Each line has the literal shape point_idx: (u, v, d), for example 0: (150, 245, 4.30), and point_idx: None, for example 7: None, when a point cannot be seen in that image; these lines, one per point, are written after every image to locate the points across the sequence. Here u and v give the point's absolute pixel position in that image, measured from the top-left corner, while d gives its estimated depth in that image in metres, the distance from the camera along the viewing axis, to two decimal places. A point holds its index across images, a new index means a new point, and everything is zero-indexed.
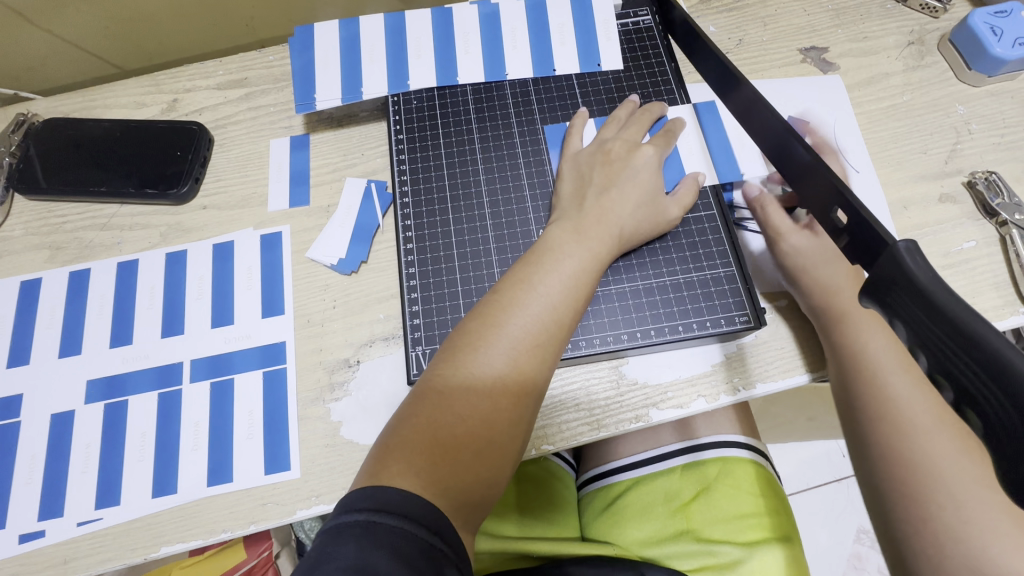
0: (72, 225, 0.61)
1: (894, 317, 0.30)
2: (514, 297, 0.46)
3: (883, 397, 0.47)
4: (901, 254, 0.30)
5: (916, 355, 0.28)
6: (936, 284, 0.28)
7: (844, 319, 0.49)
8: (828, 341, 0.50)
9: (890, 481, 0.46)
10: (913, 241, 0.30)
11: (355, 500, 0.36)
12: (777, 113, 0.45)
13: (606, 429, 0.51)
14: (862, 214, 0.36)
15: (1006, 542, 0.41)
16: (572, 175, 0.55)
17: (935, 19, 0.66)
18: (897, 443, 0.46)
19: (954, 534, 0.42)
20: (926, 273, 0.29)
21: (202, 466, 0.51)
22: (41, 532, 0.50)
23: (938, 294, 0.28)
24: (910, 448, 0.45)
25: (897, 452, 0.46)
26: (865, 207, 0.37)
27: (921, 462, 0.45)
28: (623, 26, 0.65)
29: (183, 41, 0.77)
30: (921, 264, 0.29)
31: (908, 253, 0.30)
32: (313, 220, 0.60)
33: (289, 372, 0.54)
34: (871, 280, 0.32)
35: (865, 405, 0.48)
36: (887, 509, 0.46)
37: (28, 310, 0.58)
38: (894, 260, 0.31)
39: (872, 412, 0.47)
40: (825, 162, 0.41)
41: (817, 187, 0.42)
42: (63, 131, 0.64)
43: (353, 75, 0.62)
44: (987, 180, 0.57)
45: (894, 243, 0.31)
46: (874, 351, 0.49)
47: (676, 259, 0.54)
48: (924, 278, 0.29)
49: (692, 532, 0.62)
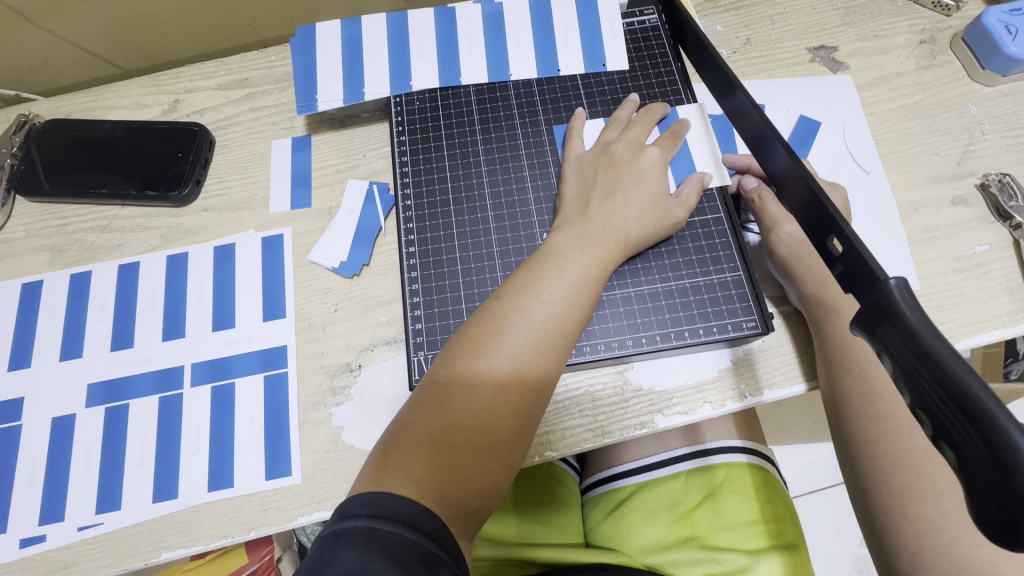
0: (73, 226, 0.61)
1: (881, 349, 0.31)
2: (517, 302, 0.45)
3: (867, 389, 0.48)
4: (891, 290, 0.31)
5: (881, 357, 0.31)
6: (924, 323, 0.29)
7: (833, 310, 0.50)
8: (819, 335, 0.50)
9: (878, 485, 0.46)
10: (904, 279, 0.31)
11: (353, 506, 0.36)
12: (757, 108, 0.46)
13: (611, 435, 0.50)
14: (857, 245, 0.35)
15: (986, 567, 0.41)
16: (575, 178, 0.54)
17: (948, 17, 0.65)
18: (883, 439, 0.47)
19: (934, 527, 0.43)
20: (915, 313, 0.30)
21: (203, 470, 0.51)
22: (42, 537, 0.49)
23: (960, 370, 0.26)
24: (885, 440, 0.47)
25: (875, 443, 0.47)
26: (828, 198, 0.39)
27: (905, 455, 0.46)
28: (628, 25, 0.64)
29: (185, 41, 0.76)
30: (912, 306, 0.30)
31: (898, 290, 0.31)
32: (315, 223, 0.59)
33: (290, 376, 0.54)
34: (862, 313, 0.33)
35: (850, 397, 0.48)
36: (882, 540, 0.46)
37: (29, 313, 0.57)
38: (885, 295, 0.31)
39: (860, 409, 0.48)
40: (807, 168, 0.41)
41: (792, 186, 0.43)
42: (64, 132, 0.63)
43: (355, 76, 0.61)
44: (1001, 182, 0.56)
45: (884, 279, 0.32)
46: (852, 354, 0.48)
47: (683, 263, 0.53)
48: (913, 319, 0.29)
49: (697, 539, 0.62)
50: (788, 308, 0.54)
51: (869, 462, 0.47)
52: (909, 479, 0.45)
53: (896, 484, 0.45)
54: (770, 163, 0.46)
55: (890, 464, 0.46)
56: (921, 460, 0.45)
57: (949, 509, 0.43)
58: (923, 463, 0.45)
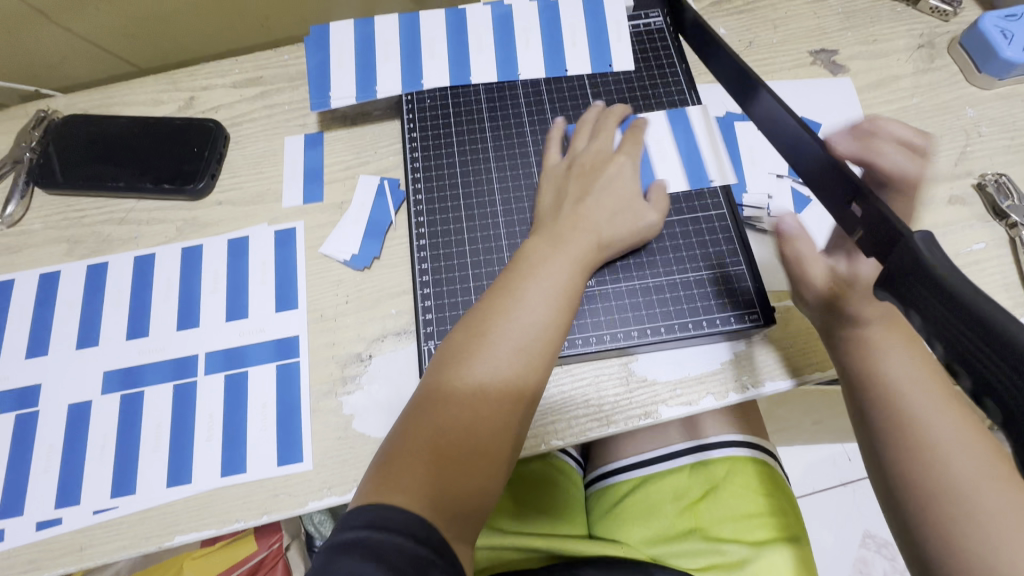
0: (90, 219, 0.62)
1: (909, 307, 0.33)
2: (499, 310, 0.46)
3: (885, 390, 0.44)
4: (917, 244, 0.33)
5: (910, 314, 0.32)
6: (950, 273, 0.30)
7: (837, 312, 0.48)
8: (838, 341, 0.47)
9: (903, 476, 0.42)
10: (929, 234, 0.32)
11: (348, 520, 0.37)
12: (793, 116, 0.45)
13: (616, 424, 0.51)
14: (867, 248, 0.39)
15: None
16: (550, 187, 0.55)
17: (945, 22, 0.66)
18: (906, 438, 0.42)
19: (971, 523, 0.38)
20: (943, 264, 0.31)
21: (216, 457, 0.52)
22: (58, 519, 0.51)
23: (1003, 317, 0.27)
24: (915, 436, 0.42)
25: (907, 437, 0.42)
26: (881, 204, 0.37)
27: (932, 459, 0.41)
28: (634, 27, 0.66)
29: (199, 39, 0.78)
30: (940, 259, 0.31)
31: (925, 245, 0.32)
32: (327, 217, 0.61)
33: (301, 365, 0.55)
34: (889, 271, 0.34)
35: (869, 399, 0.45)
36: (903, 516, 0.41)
37: (46, 302, 0.59)
38: (910, 251, 0.33)
39: (880, 405, 0.44)
40: (846, 162, 0.41)
41: (834, 182, 0.42)
42: (82, 127, 0.65)
43: (367, 75, 0.63)
44: (997, 182, 0.57)
45: (908, 235, 0.33)
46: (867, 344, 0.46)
47: (687, 257, 0.54)
48: (944, 271, 0.31)
49: (700, 530, 0.62)
50: (793, 302, 0.55)
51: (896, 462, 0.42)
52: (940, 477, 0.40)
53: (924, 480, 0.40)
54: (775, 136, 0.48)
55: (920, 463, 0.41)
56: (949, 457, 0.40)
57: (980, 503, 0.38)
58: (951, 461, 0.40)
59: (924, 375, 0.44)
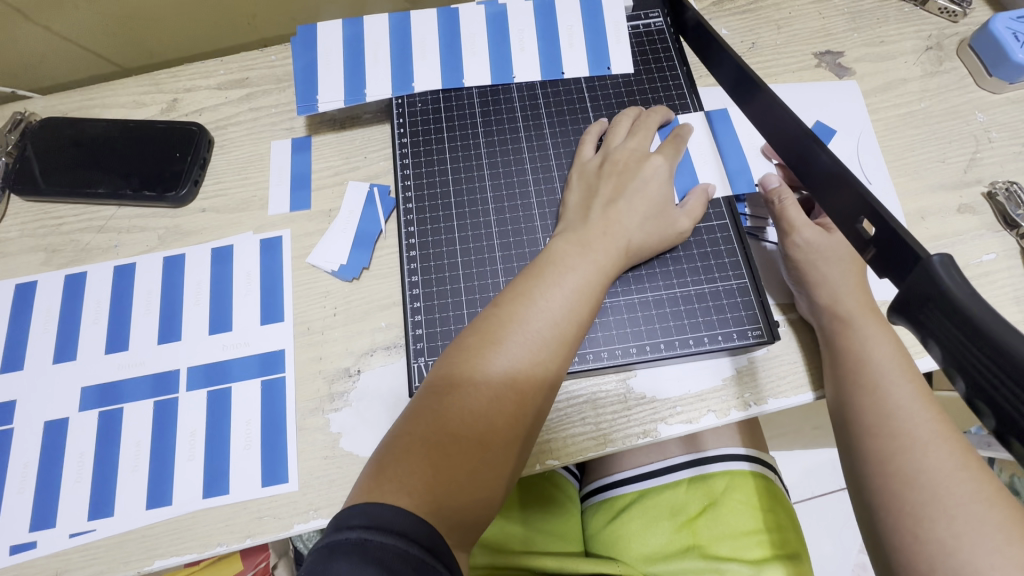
0: (68, 227, 0.60)
1: (927, 336, 0.31)
2: (515, 310, 0.44)
3: (882, 408, 0.44)
4: (936, 268, 0.31)
5: (929, 343, 0.30)
6: (972, 300, 0.28)
7: (849, 324, 0.48)
8: (830, 349, 0.48)
9: (882, 494, 0.41)
10: (947, 255, 0.31)
11: (346, 518, 0.34)
12: (797, 120, 0.43)
13: (613, 444, 0.49)
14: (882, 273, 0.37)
15: (1001, 562, 0.35)
16: (579, 185, 0.54)
17: (954, 23, 0.64)
18: (895, 459, 0.41)
19: (945, 550, 0.37)
20: (964, 290, 0.29)
21: (198, 478, 0.50)
22: (33, 543, 0.48)
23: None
24: (905, 456, 0.41)
25: (899, 454, 0.41)
26: (895, 220, 0.35)
27: (918, 477, 0.40)
28: (633, 28, 0.64)
29: (184, 38, 0.75)
30: (960, 283, 0.30)
31: (944, 270, 0.31)
32: (314, 225, 0.59)
33: (287, 380, 0.53)
34: (903, 297, 0.33)
35: (861, 413, 0.44)
36: (875, 520, 0.41)
37: (22, 315, 0.57)
38: (928, 274, 0.31)
39: (870, 422, 0.44)
40: (849, 169, 0.39)
41: (840, 195, 0.40)
42: (60, 131, 0.62)
43: (356, 77, 0.61)
44: (1008, 191, 0.55)
45: (927, 258, 0.32)
46: (876, 363, 0.46)
47: (687, 270, 0.52)
48: (964, 298, 0.29)
49: (699, 548, 0.61)
50: (795, 316, 0.53)
51: (879, 481, 0.41)
52: (918, 497, 0.39)
53: (906, 502, 0.39)
54: (773, 137, 0.47)
55: (903, 483, 0.40)
56: (935, 481, 0.39)
57: (963, 532, 0.37)
58: (939, 484, 0.39)
59: (922, 397, 0.43)
